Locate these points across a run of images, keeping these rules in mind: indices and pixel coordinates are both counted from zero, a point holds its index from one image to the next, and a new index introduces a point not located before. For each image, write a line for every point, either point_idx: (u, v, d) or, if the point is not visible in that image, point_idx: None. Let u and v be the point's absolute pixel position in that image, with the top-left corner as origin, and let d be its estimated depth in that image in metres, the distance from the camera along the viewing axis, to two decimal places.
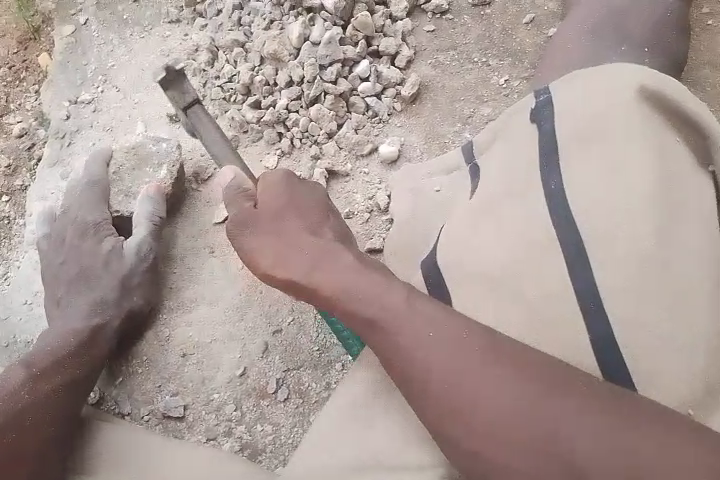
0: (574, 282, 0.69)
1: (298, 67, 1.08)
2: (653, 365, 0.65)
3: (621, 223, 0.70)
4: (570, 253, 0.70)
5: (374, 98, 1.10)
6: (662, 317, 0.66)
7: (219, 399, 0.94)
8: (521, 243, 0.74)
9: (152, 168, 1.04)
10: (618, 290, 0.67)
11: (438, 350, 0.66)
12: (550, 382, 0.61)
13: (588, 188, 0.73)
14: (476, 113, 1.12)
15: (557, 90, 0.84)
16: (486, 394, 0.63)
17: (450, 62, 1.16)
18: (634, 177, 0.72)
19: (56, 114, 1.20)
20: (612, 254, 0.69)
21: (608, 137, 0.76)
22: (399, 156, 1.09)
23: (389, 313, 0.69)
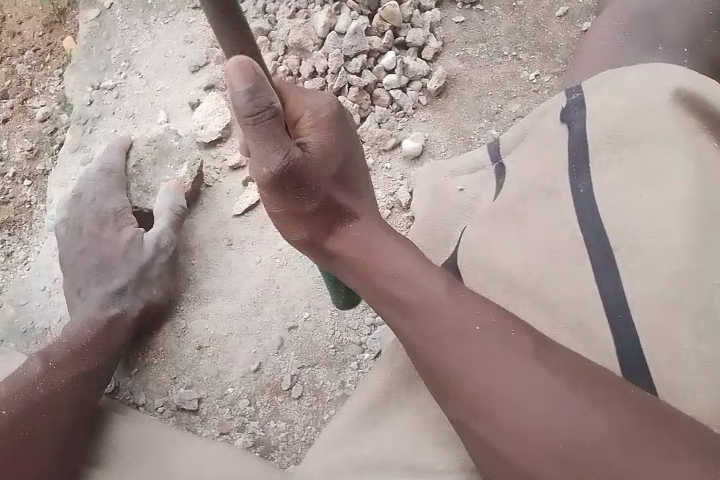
0: (601, 288, 0.66)
1: (322, 58, 1.06)
2: (679, 381, 0.62)
3: (649, 231, 0.67)
4: (597, 262, 0.67)
5: (399, 91, 1.07)
6: (690, 331, 0.62)
7: (233, 393, 0.93)
8: (547, 252, 0.71)
9: (172, 164, 1.04)
10: (645, 297, 0.64)
11: (481, 343, 0.62)
12: (587, 394, 0.57)
13: (616, 195, 0.71)
14: (504, 109, 1.09)
15: (589, 89, 0.81)
16: (527, 400, 0.58)
17: (479, 55, 1.12)
18: (666, 183, 0.68)
19: (79, 98, 1.19)
20: (638, 263, 0.66)
21: (644, 144, 0.73)
22: (422, 151, 1.06)
23: (430, 302, 0.65)
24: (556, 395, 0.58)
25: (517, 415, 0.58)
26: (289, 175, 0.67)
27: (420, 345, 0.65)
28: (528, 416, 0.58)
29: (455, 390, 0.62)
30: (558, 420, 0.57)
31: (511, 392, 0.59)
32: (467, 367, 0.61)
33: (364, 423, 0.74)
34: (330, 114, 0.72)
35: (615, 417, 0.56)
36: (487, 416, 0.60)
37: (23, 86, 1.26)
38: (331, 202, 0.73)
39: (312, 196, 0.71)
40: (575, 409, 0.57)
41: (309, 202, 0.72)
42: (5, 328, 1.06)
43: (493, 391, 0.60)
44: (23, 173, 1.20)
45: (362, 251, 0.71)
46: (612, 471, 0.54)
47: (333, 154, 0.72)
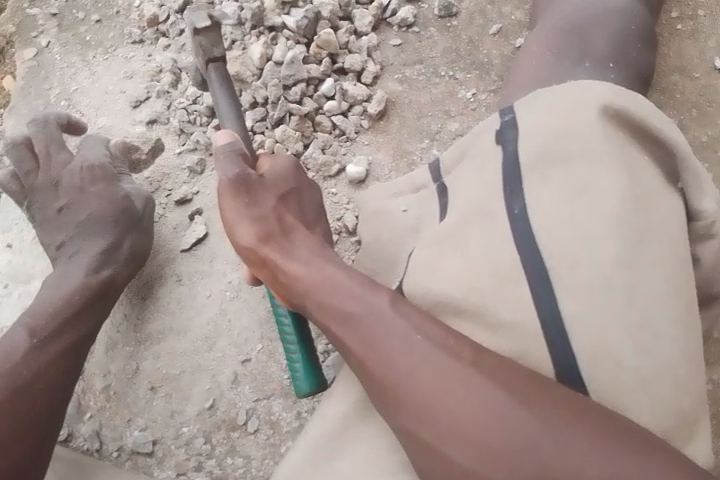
0: (539, 307, 0.67)
1: (261, 88, 1.07)
2: (617, 395, 0.64)
3: (582, 253, 0.68)
4: (536, 284, 0.68)
5: (340, 117, 1.08)
6: (623, 348, 0.65)
7: (188, 433, 0.93)
8: (489, 278, 0.70)
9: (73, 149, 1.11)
10: (582, 317, 0.66)
11: (425, 353, 0.60)
12: (539, 407, 0.57)
13: (550, 216, 0.71)
14: (444, 128, 1.11)
15: (520, 108, 0.82)
16: (472, 406, 0.57)
17: (418, 76, 1.14)
18: (592, 203, 0.71)
19: (20, 140, 1.17)
20: (574, 285, 0.67)
21: (575, 162, 0.74)
22: (367, 175, 1.07)
23: (373, 314, 0.64)
24: (508, 409, 0.57)
25: (471, 432, 0.57)
26: (241, 185, 0.76)
27: (369, 365, 0.62)
28: (472, 421, 0.57)
29: (406, 411, 0.60)
30: (505, 424, 0.56)
31: (456, 400, 0.58)
32: (412, 376, 0.60)
33: (315, 454, 0.74)
34: (296, 170, 0.81)
35: (559, 419, 0.56)
36: (433, 425, 0.59)
37: None
38: (283, 219, 0.75)
39: (259, 202, 0.76)
40: (528, 423, 0.56)
41: (253, 211, 0.76)
42: None
43: (438, 399, 0.59)
44: None
45: (310, 264, 0.71)
46: (558, 471, 0.54)
47: (287, 183, 0.79)
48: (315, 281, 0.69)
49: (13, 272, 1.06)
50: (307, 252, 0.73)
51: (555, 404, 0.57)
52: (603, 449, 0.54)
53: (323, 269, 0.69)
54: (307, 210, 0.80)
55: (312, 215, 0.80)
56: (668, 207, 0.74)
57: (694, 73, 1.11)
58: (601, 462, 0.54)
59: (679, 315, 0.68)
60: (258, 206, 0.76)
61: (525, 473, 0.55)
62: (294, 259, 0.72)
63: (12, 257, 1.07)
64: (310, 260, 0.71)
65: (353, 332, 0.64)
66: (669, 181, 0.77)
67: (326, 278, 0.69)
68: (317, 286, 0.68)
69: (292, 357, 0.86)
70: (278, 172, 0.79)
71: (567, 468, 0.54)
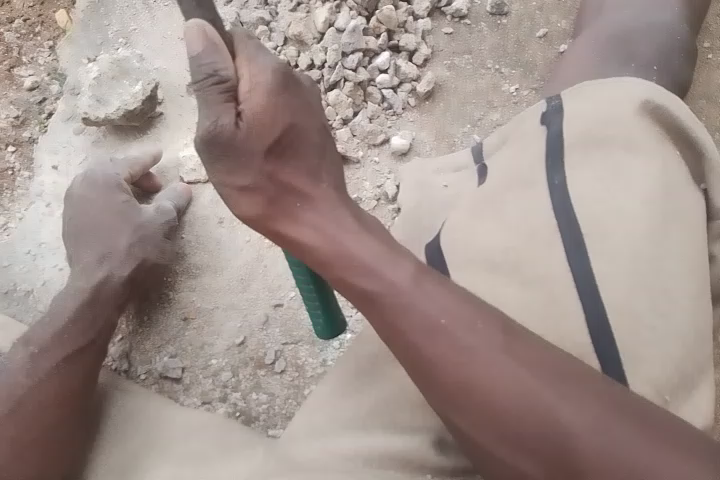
0: (570, 264, 0.73)
1: (320, 52, 1.13)
2: (638, 354, 0.69)
3: (616, 225, 0.73)
4: (570, 247, 0.73)
5: (390, 91, 1.14)
6: (643, 310, 0.70)
7: (216, 365, 0.98)
8: (523, 238, 0.76)
9: (130, 82, 1.10)
10: (612, 280, 0.71)
11: (444, 325, 0.64)
12: (555, 376, 0.61)
13: (589, 189, 0.76)
14: (485, 118, 1.17)
15: (567, 96, 0.86)
16: (499, 380, 0.61)
17: (465, 66, 1.20)
18: (629, 183, 0.75)
19: (75, 70, 1.21)
20: (607, 249, 0.72)
21: (615, 147, 0.78)
22: (410, 149, 1.13)
23: (400, 290, 0.65)
24: (528, 373, 0.61)
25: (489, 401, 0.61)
26: (221, 145, 0.66)
27: (388, 327, 0.65)
28: (490, 389, 0.61)
29: (429, 379, 0.64)
30: (522, 394, 0.61)
31: (477, 376, 0.62)
32: (444, 351, 0.63)
33: (354, 386, 0.76)
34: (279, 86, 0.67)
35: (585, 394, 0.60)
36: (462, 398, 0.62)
37: (10, 54, 1.23)
38: (277, 180, 0.69)
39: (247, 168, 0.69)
40: (553, 392, 0.60)
41: (243, 179, 0.70)
42: None
43: (462, 375, 0.62)
44: (8, 139, 1.18)
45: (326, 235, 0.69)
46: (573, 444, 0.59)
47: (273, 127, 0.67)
48: (330, 254, 0.69)
49: (56, 194, 1.13)
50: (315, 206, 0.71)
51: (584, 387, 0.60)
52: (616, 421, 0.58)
53: (337, 234, 0.69)
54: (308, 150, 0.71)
55: (315, 163, 0.72)
56: (692, 202, 0.78)
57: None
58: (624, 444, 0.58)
59: (697, 292, 0.72)
60: (248, 170, 0.69)
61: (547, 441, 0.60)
62: (301, 227, 0.70)
63: (57, 179, 1.13)
64: (321, 227, 0.70)
65: (375, 310, 0.66)
66: (694, 180, 0.83)
67: (347, 241, 0.69)
68: (334, 259, 0.69)
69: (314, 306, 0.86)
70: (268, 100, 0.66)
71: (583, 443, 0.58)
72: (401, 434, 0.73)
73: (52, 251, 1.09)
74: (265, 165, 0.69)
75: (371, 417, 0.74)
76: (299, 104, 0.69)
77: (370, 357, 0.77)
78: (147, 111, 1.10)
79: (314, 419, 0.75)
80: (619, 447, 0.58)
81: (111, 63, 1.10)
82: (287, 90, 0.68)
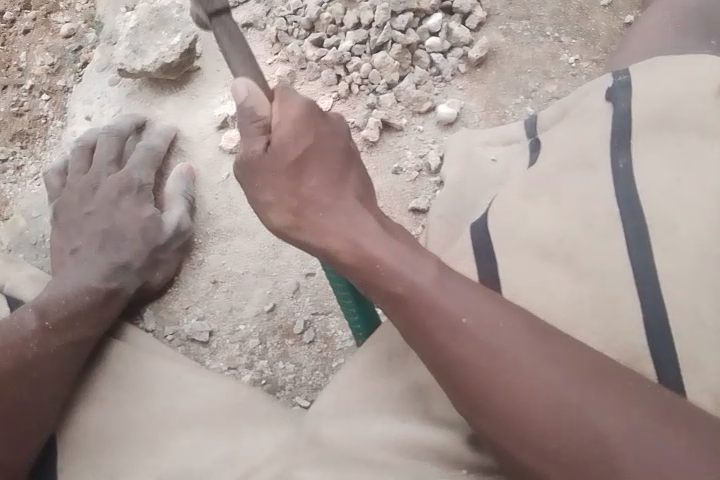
0: (630, 258, 0.67)
1: (369, 10, 1.07)
2: (699, 358, 0.63)
3: (684, 215, 0.67)
4: (631, 237, 0.68)
5: (440, 56, 1.08)
6: (710, 310, 0.63)
7: (244, 331, 0.94)
8: (580, 223, 0.71)
9: (168, 33, 1.04)
10: (675, 275, 0.65)
11: (468, 324, 0.60)
12: (588, 385, 0.57)
13: (657, 176, 0.70)
14: (540, 89, 1.08)
15: (637, 72, 0.79)
16: (528, 392, 0.57)
17: (521, 32, 1.12)
18: (702, 171, 0.68)
19: (112, 17, 1.15)
20: (672, 241, 0.66)
21: (689, 133, 0.71)
22: (457, 119, 1.06)
23: (421, 290, 0.62)
24: (561, 381, 0.57)
25: (515, 409, 0.58)
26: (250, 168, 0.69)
27: (411, 326, 0.62)
28: (515, 398, 0.58)
29: (454, 384, 0.60)
30: (549, 404, 0.57)
31: (504, 381, 0.58)
32: (468, 359, 0.60)
33: (388, 367, 0.72)
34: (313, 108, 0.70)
35: (624, 402, 0.56)
36: (491, 412, 0.59)
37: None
38: (301, 194, 0.70)
39: (270, 185, 0.70)
40: (584, 399, 0.56)
41: (268, 195, 0.71)
42: (17, 238, 1.05)
43: (488, 381, 0.59)
44: (43, 86, 1.15)
45: (351, 236, 0.67)
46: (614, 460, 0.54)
47: (299, 140, 0.69)
48: (351, 254, 0.66)
49: None
50: (330, 201, 0.70)
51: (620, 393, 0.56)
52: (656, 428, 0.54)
53: (355, 222, 0.67)
54: (332, 152, 0.71)
55: (338, 172, 0.71)
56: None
57: None
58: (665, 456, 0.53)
59: None
60: (272, 190, 0.70)
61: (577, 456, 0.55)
62: (325, 232, 0.69)
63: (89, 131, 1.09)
64: (341, 226, 0.68)
65: (398, 311, 0.63)
66: None
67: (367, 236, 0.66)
68: (356, 262, 0.66)
69: (350, 308, 0.83)
70: (292, 127, 0.68)
71: (627, 459, 0.54)
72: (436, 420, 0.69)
73: None
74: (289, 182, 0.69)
75: (405, 401, 0.70)
76: (324, 125, 0.71)
77: (406, 338, 0.73)
78: (184, 65, 1.05)
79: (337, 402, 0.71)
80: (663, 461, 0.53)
81: (149, 12, 1.05)
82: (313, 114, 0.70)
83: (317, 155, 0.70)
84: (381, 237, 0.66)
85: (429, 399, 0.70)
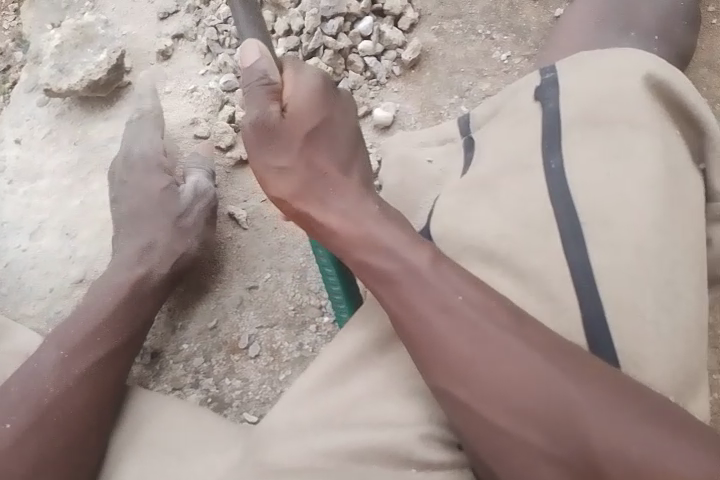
0: (568, 256, 0.67)
1: (298, 17, 1.06)
2: (640, 352, 0.64)
3: (617, 212, 0.67)
4: (566, 233, 0.67)
5: (373, 59, 1.08)
6: (646, 303, 0.64)
7: (188, 350, 0.94)
8: (515, 224, 0.70)
9: (93, 50, 1.03)
10: (611, 271, 0.65)
11: (455, 304, 0.62)
12: (567, 366, 0.58)
13: (591, 172, 0.70)
14: (474, 87, 1.10)
15: (563, 69, 0.79)
16: (502, 367, 0.59)
17: (454, 31, 1.12)
18: (630, 168, 0.69)
19: (38, 37, 1.12)
20: (607, 237, 0.66)
21: (617, 127, 0.71)
22: (393, 122, 1.07)
23: (409, 270, 0.65)
24: (539, 359, 0.58)
25: (489, 383, 0.59)
26: (263, 130, 0.72)
27: (396, 307, 0.65)
28: (494, 372, 0.59)
29: (433, 359, 0.62)
30: (523, 380, 0.58)
31: (484, 359, 0.60)
32: (446, 334, 0.62)
33: (335, 379, 0.69)
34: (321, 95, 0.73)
35: (592, 385, 0.57)
36: (468, 381, 0.60)
37: None
38: (312, 166, 0.73)
39: (285, 150, 0.73)
40: (558, 381, 0.57)
41: (281, 161, 0.74)
42: None
43: (469, 358, 0.61)
44: None
45: (348, 219, 0.71)
46: (594, 445, 0.55)
47: (317, 116, 0.73)
48: (348, 230, 0.70)
49: (19, 170, 1.05)
50: (338, 186, 0.73)
51: (597, 379, 0.57)
52: (623, 413, 0.55)
53: (347, 201, 0.72)
54: (342, 143, 0.75)
55: (346, 154, 0.75)
56: (694, 185, 0.72)
57: None
58: (647, 448, 0.54)
59: (698, 285, 0.67)
60: (286, 155, 0.73)
61: (546, 434, 0.57)
62: (329, 209, 0.72)
63: (21, 153, 1.06)
64: (345, 207, 0.72)
65: (388, 289, 0.66)
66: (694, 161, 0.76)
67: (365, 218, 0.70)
68: (353, 242, 0.69)
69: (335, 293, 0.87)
70: (306, 103, 0.72)
71: (594, 436, 0.55)
72: (388, 428, 0.65)
73: (16, 230, 1.03)
74: (301, 150, 0.73)
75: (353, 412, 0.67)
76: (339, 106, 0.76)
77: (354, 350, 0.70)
78: (114, 81, 1.04)
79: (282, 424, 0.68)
80: (625, 448, 0.54)
81: (74, 30, 1.03)
82: (326, 91, 0.74)
83: (331, 133, 0.75)
84: (374, 216, 0.70)
85: (378, 405, 0.67)
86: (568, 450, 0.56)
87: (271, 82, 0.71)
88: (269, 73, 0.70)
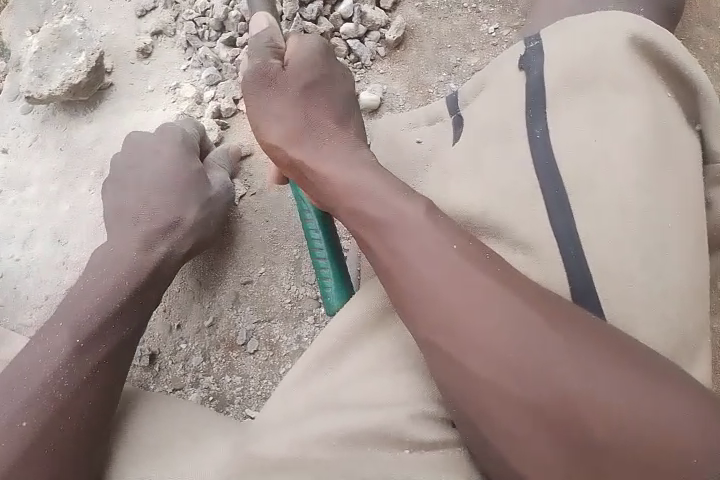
0: (553, 226, 0.64)
1: (276, 3, 1.03)
2: (632, 323, 0.62)
3: (605, 179, 0.64)
4: (551, 204, 0.65)
5: (356, 41, 1.04)
6: (639, 275, 0.62)
7: (186, 349, 0.93)
8: (498, 199, 0.68)
9: (72, 53, 1.00)
10: (599, 244, 0.63)
11: (445, 259, 0.59)
12: (561, 322, 0.55)
13: (578, 139, 0.67)
14: (463, 62, 1.07)
15: (548, 35, 0.75)
16: (493, 323, 0.56)
17: (439, 6, 1.09)
18: (616, 131, 0.66)
19: (19, 44, 1.10)
20: (595, 207, 0.64)
21: (604, 92, 0.68)
22: (381, 104, 1.05)
23: (402, 226, 0.62)
24: (532, 313, 0.56)
25: (479, 339, 0.56)
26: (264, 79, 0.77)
27: (384, 267, 0.62)
28: (485, 328, 0.56)
29: (422, 318, 0.59)
30: (515, 334, 0.55)
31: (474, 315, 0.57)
32: (436, 288, 0.59)
33: (328, 362, 0.69)
34: (322, 58, 0.78)
35: (586, 343, 0.54)
36: (457, 338, 0.57)
37: None
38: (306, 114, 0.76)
39: (281, 96, 0.76)
40: (551, 335, 0.54)
41: (276, 107, 0.76)
42: None
43: (459, 314, 0.57)
44: None
45: (346, 175, 0.69)
46: (581, 402, 0.52)
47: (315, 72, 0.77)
48: (343, 187, 0.68)
49: (7, 180, 1.05)
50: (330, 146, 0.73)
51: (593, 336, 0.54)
52: (617, 372, 0.52)
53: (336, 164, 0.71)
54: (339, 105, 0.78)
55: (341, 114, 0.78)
56: (688, 141, 0.69)
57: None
58: (639, 406, 0.51)
59: (695, 252, 0.64)
60: (279, 103, 0.76)
61: (539, 393, 0.54)
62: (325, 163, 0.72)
63: (8, 163, 1.05)
64: (334, 168, 0.71)
65: (382, 244, 0.63)
66: (689, 121, 0.72)
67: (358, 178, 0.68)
68: (351, 201, 0.67)
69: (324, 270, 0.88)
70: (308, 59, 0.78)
71: (587, 396, 0.52)
72: (385, 406, 0.64)
73: (7, 240, 1.03)
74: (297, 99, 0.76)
75: (346, 393, 0.66)
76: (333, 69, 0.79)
77: (345, 331, 0.69)
78: (95, 82, 1.03)
79: (277, 417, 0.67)
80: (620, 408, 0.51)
81: (50, 33, 1.01)
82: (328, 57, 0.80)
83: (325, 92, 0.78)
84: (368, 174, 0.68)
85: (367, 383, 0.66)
86: (562, 409, 0.53)
87: (276, 44, 0.78)
88: (274, 38, 0.78)
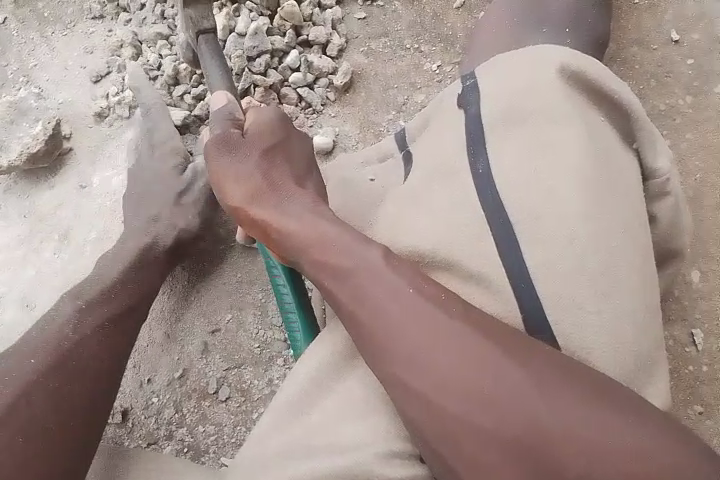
0: (503, 260, 0.65)
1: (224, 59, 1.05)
2: (585, 341, 0.62)
3: (547, 204, 0.66)
4: (500, 234, 0.66)
5: (306, 89, 1.08)
6: (587, 294, 0.62)
7: (158, 403, 0.94)
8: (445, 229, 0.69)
9: (28, 123, 1.07)
10: (547, 267, 0.63)
11: (408, 298, 0.60)
12: (527, 354, 0.56)
13: (520, 168, 0.69)
14: (410, 100, 1.12)
15: (482, 74, 0.78)
16: (462, 357, 0.56)
17: (383, 49, 1.14)
18: (554, 158, 0.68)
19: None
20: (539, 232, 0.65)
21: (541, 124, 0.70)
22: (334, 146, 1.09)
23: (362, 268, 0.62)
24: (498, 346, 0.56)
25: (448, 374, 0.56)
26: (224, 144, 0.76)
27: (348, 308, 0.62)
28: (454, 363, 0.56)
29: (387, 357, 0.59)
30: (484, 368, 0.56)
31: (443, 351, 0.57)
32: (401, 327, 0.59)
33: (303, 405, 0.69)
34: (282, 123, 0.78)
35: (554, 371, 0.55)
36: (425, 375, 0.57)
37: None
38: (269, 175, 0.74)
39: (244, 161, 0.75)
40: (519, 367, 0.55)
41: (239, 169, 0.74)
42: None
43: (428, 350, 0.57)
44: None
45: (304, 225, 0.67)
46: (557, 432, 0.53)
47: (272, 135, 0.77)
48: (304, 237, 0.67)
49: None
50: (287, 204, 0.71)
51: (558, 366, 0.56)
52: (588, 401, 0.54)
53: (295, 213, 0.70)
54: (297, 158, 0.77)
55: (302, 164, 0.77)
56: (623, 164, 0.72)
57: (652, 44, 1.18)
58: (610, 434, 0.53)
59: (639, 265, 0.66)
60: (241, 167, 0.74)
61: (512, 427, 0.54)
62: (286, 216, 0.69)
63: None
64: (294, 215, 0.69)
65: (347, 286, 0.62)
66: (625, 141, 0.75)
67: (316, 222, 0.67)
68: (315, 250, 0.66)
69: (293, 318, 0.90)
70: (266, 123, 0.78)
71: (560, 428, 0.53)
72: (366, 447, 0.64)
73: None
74: (258, 163, 0.74)
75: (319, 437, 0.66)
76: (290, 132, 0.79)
77: (314, 373, 0.69)
78: (54, 149, 1.05)
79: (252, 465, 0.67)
80: (593, 438, 0.53)
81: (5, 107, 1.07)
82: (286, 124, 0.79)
83: (285, 151, 0.77)
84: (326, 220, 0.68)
85: (337, 424, 0.66)
86: (538, 441, 0.53)
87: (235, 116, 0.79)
88: (232, 112, 0.79)
